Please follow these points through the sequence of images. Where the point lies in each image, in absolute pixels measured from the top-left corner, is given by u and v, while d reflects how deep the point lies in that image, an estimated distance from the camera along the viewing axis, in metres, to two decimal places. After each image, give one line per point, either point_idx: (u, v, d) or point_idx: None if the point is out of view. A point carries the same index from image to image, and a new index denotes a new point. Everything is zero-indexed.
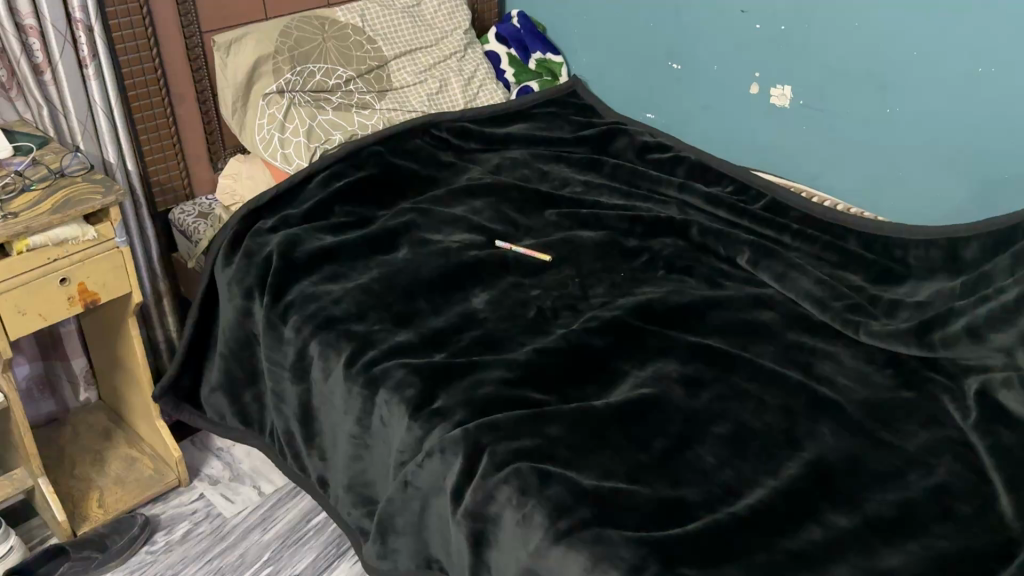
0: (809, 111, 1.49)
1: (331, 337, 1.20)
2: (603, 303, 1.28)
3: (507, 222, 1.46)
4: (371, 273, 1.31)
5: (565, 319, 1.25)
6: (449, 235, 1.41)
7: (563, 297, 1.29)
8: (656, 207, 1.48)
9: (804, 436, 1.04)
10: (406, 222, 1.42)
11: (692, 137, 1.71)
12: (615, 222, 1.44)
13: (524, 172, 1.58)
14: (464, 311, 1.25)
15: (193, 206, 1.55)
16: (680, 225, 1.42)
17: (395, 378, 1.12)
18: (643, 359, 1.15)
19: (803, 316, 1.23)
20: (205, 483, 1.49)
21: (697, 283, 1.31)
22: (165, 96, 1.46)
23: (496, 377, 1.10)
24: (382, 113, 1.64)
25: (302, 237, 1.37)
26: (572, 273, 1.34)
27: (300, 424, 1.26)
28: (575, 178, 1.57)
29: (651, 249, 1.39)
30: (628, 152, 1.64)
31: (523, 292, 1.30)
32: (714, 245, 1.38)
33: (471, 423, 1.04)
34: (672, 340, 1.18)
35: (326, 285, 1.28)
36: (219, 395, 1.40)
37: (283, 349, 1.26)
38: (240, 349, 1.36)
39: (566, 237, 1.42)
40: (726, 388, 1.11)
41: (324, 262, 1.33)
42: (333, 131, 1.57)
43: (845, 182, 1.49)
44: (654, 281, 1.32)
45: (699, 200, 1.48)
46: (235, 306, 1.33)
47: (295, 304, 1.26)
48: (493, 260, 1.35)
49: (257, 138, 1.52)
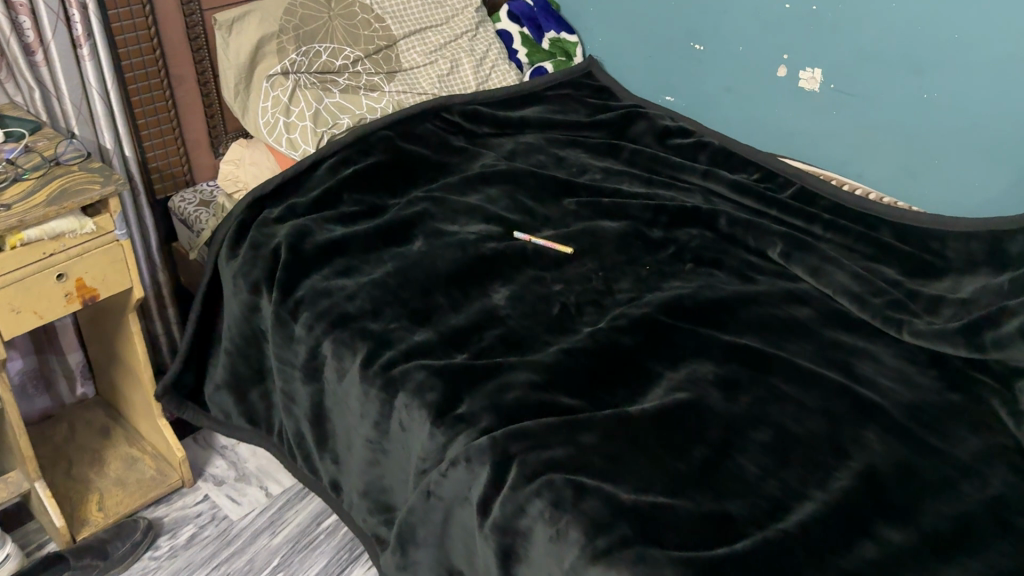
0: (839, 96, 1.42)
1: (345, 336, 1.14)
2: (630, 299, 1.22)
3: (525, 211, 1.39)
4: (386, 266, 1.24)
5: (590, 317, 1.19)
6: (465, 225, 1.35)
7: (587, 292, 1.23)
8: (680, 196, 1.42)
9: (850, 443, 0.99)
10: (419, 212, 1.35)
11: (714, 121, 1.64)
12: (638, 211, 1.37)
13: (540, 158, 1.51)
14: (484, 307, 1.19)
15: (194, 193, 1.48)
16: (706, 216, 1.35)
17: (416, 381, 1.06)
18: (674, 361, 1.10)
19: (840, 312, 1.18)
20: (209, 483, 1.43)
21: (727, 277, 1.25)
22: (163, 78, 1.38)
23: (522, 381, 1.04)
24: (391, 95, 1.56)
25: (310, 228, 1.30)
26: (595, 267, 1.28)
27: (312, 426, 1.20)
28: (594, 165, 1.50)
29: (677, 241, 1.33)
30: (647, 137, 1.56)
31: (545, 287, 1.24)
32: (743, 236, 1.32)
33: (499, 430, 0.98)
34: (705, 340, 1.12)
35: (339, 279, 1.22)
36: (224, 393, 1.33)
37: (294, 348, 1.19)
38: (246, 346, 1.29)
39: (588, 226, 1.35)
40: (765, 392, 1.05)
41: (335, 255, 1.26)
42: (341, 114, 1.49)
43: (875, 170, 1.43)
44: (682, 274, 1.26)
45: (725, 188, 1.41)
46: (242, 301, 1.27)
47: (306, 300, 1.20)
48: (513, 253, 1.28)
49: (260, 122, 1.45)
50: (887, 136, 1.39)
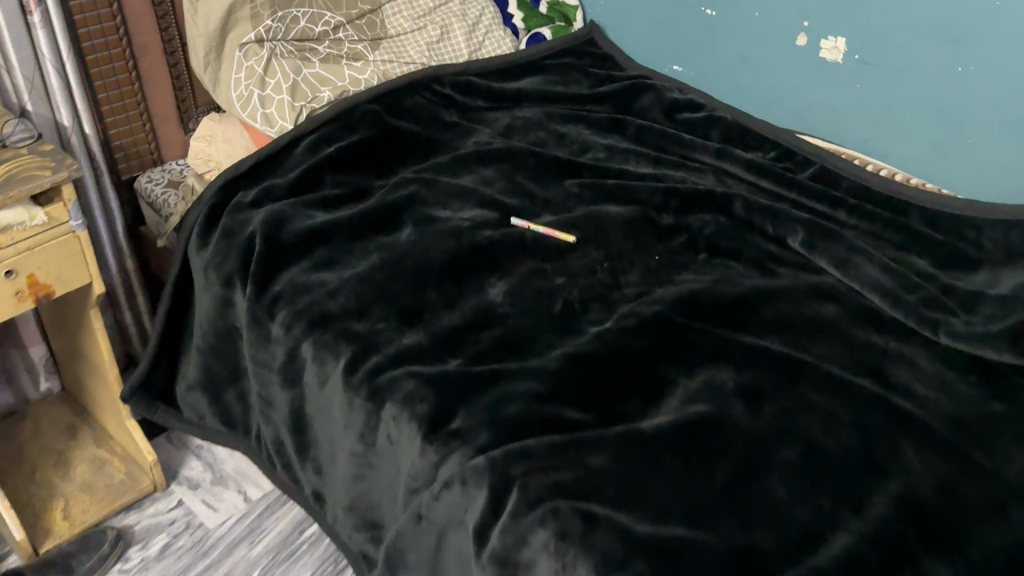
0: (864, 67, 1.30)
1: (327, 337, 1.03)
2: (639, 295, 1.11)
3: (523, 195, 1.28)
4: (371, 258, 1.13)
5: (596, 315, 1.08)
6: (458, 210, 1.24)
7: (593, 288, 1.13)
8: (691, 177, 1.31)
9: (887, 461, 0.89)
10: (408, 196, 1.24)
11: (725, 93, 1.52)
12: (646, 195, 1.26)
13: (538, 135, 1.39)
14: (480, 303, 1.08)
15: (162, 173, 1.36)
16: (721, 200, 1.25)
17: (405, 391, 0.96)
18: (689, 366, 1.00)
19: (870, 309, 1.08)
20: (183, 487, 1.33)
21: (745, 269, 1.15)
22: (125, 48, 1.26)
23: (523, 391, 0.94)
24: (376, 65, 1.43)
25: (288, 214, 1.19)
26: (600, 257, 1.18)
27: (291, 433, 1.10)
28: (597, 142, 1.38)
29: (689, 228, 1.22)
30: (655, 110, 1.45)
31: (546, 280, 1.13)
32: (761, 222, 1.21)
33: (498, 449, 0.88)
34: (722, 342, 1.02)
35: (320, 273, 1.11)
36: (196, 394, 1.23)
37: (270, 350, 1.09)
38: (220, 344, 1.18)
39: (591, 212, 1.24)
40: (790, 402, 0.96)
41: (316, 244, 1.15)
42: (321, 86, 1.36)
43: (901, 148, 1.32)
44: (695, 266, 1.16)
45: (740, 168, 1.31)
46: (214, 295, 1.16)
47: (284, 296, 1.09)
48: (511, 242, 1.18)
49: (234, 95, 1.32)
50: (913, 113, 1.28)
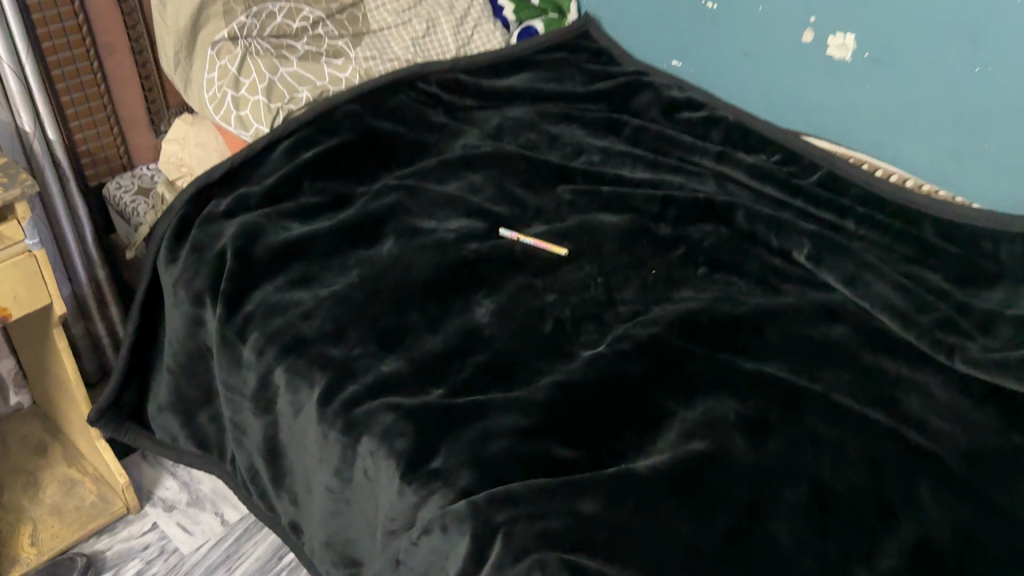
0: (874, 66, 1.23)
1: (301, 364, 0.97)
2: (635, 314, 1.05)
3: (512, 202, 1.21)
4: (350, 274, 1.06)
5: (588, 337, 1.02)
6: (443, 220, 1.16)
7: (585, 307, 1.06)
8: (690, 182, 1.24)
9: (899, 503, 0.83)
10: (390, 206, 1.17)
11: (725, 90, 1.45)
12: (642, 204, 1.19)
13: (530, 137, 1.32)
14: (465, 324, 1.01)
15: (132, 179, 1.29)
16: (722, 209, 1.17)
17: (383, 425, 0.89)
18: (687, 395, 0.93)
19: (881, 331, 1.02)
20: (158, 509, 1.27)
21: (748, 286, 1.08)
22: (89, 47, 1.18)
23: (509, 426, 0.87)
24: (358, 62, 1.35)
25: (262, 226, 1.12)
26: (593, 272, 1.11)
27: (266, 462, 1.04)
28: (592, 144, 1.31)
29: (688, 239, 1.15)
30: (653, 109, 1.37)
31: (536, 298, 1.06)
32: (765, 234, 1.14)
33: (481, 493, 0.81)
34: (722, 369, 0.96)
35: (294, 292, 1.04)
36: (168, 415, 1.17)
37: (242, 374, 1.02)
38: (192, 364, 1.12)
39: (585, 221, 1.18)
40: (795, 436, 0.89)
41: (291, 259, 1.08)
42: (299, 86, 1.28)
43: (912, 152, 1.25)
44: (694, 282, 1.09)
45: (742, 173, 1.24)
46: (184, 314, 1.09)
47: (256, 317, 1.02)
48: (499, 256, 1.11)
49: (206, 96, 1.24)
50: (926, 115, 1.21)
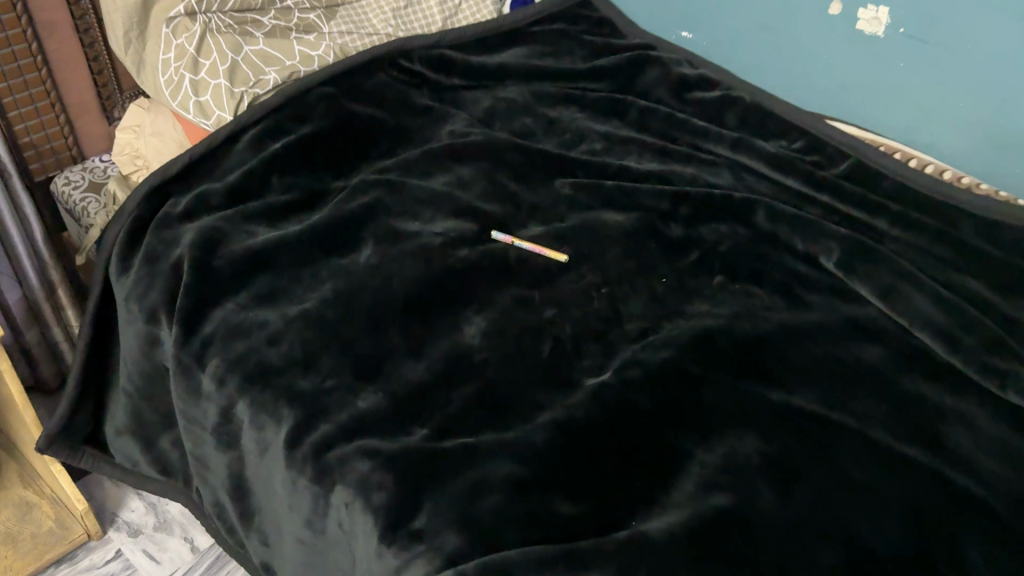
0: (909, 43, 1.10)
1: (266, 397, 0.85)
2: (644, 333, 0.93)
3: (506, 199, 1.08)
4: (323, 288, 0.94)
5: (591, 360, 0.90)
6: (429, 221, 1.04)
7: (589, 323, 0.94)
8: (703, 174, 1.12)
9: (950, 565, 0.72)
10: (368, 205, 1.04)
11: (740, 67, 1.32)
12: (651, 201, 1.07)
13: (524, 122, 1.19)
14: (453, 347, 0.90)
15: (82, 172, 1.16)
16: (739, 208, 1.06)
17: (358, 474, 0.78)
18: (703, 433, 0.82)
19: (919, 354, 0.91)
20: (122, 534, 1.17)
21: (770, 298, 0.96)
22: (26, 27, 1.03)
23: (504, 476, 0.76)
24: (332, 38, 1.22)
25: (225, 231, 0.99)
26: (597, 281, 0.99)
27: (232, 499, 0.92)
28: (592, 129, 1.19)
29: (702, 242, 1.03)
30: (661, 88, 1.24)
31: (533, 314, 0.95)
32: (789, 236, 1.02)
33: (470, 562, 0.70)
34: (743, 400, 0.85)
35: (260, 310, 0.92)
36: (126, 439, 1.05)
37: (202, 406, 0.91)
38: (149, 386, 1.01)
39: (587, 221, 1.06)
40: (828, 482, 0.78)
41: (256, 270, 0.96)
42: (265, 66, 1.15)
43: (951, 139, 1.12)
44: (709, 293, 0.97)
45: (761, 163, 1.12)
46: (138, 331, 0.98)
47: (216, 340, 0.90)
48: (491, 264, 0.99)
49: (161, 80, 1.10)
50: (968, 99, 1.08)
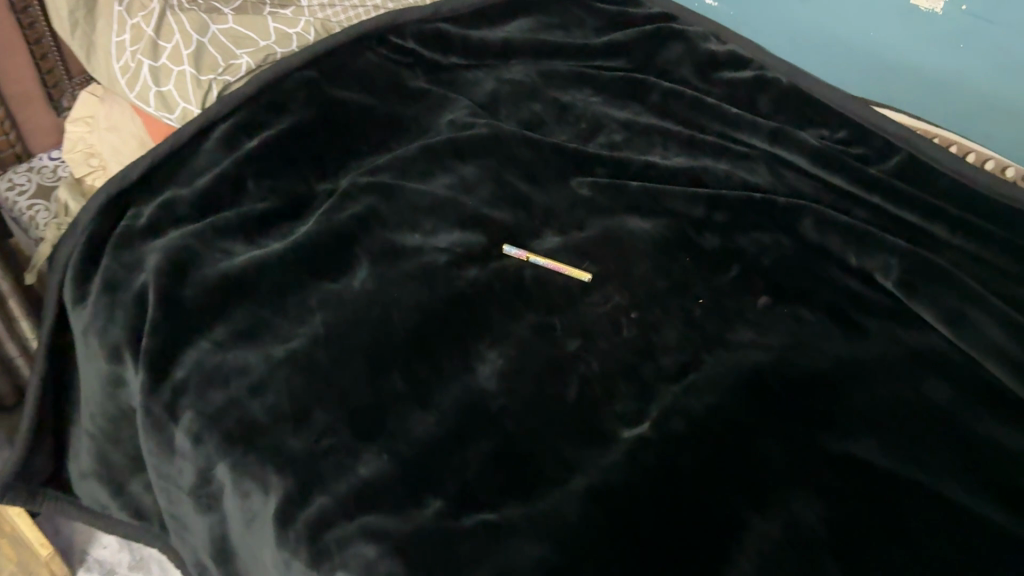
0: (971, 22, 0.99)
1: (251, 461, 0.73)
2: (683, 369, 0.82)
3: (516, 203, 0.95)
4: (312, 321, 0.82)
5: (624, 405, 0.79)
6: (431, 233, 0.91)
7: (619, 358, 0.82)
8: (737, 171, 0.99)
9: None
10: (360, 216, 0.91)
11: (778, 42, 1.22)
12: (681, 206, 0.95)
13: (533, 109, 1.06)
14: (465, 393, 0.78)
15: (28, 173, 1.02)
16: (784, 215, 0.94)
17: (362, 561, 0.66)
18: (756, 499, 0.71)
19: (994, 392, 0.80)
20: None
21: (822, 324, 0.85)
22: None
23: (534, 563, 0.65)
24: (311, 13, 1.07)
25: (195, 251, 0.86)
26: (626, 304, 0.87)
27: (215, 566, 0.81)
28: (610, 116, 1.06)
29: (742, 255, 0.91)
30: (685, 68, 1.11)
31: (555, 347, 0.83)
32: (839, 248, 0.91)
33: None
34: (798, 455, 0.75)
35: (240, 351, 0.79)
36: (93, 483, 0.93)
37: (176, 464, 0.79)
38: (116, 429, 0.88)
39: (611, 230, 0.93)
40: (905, 557, 0.68)
41: (235, 300, 0.83)
42: (236, 49, 0.99)
43: (1013, 131, 1.02)
44: (753, 317, 0.86)
45: (802, 158, 0.99)
46: (100, 371, 0.85)
47: (190, 388, 0.78)
48: (505, 287, 0.87)
49: (116, 67, 0.94)
50: None
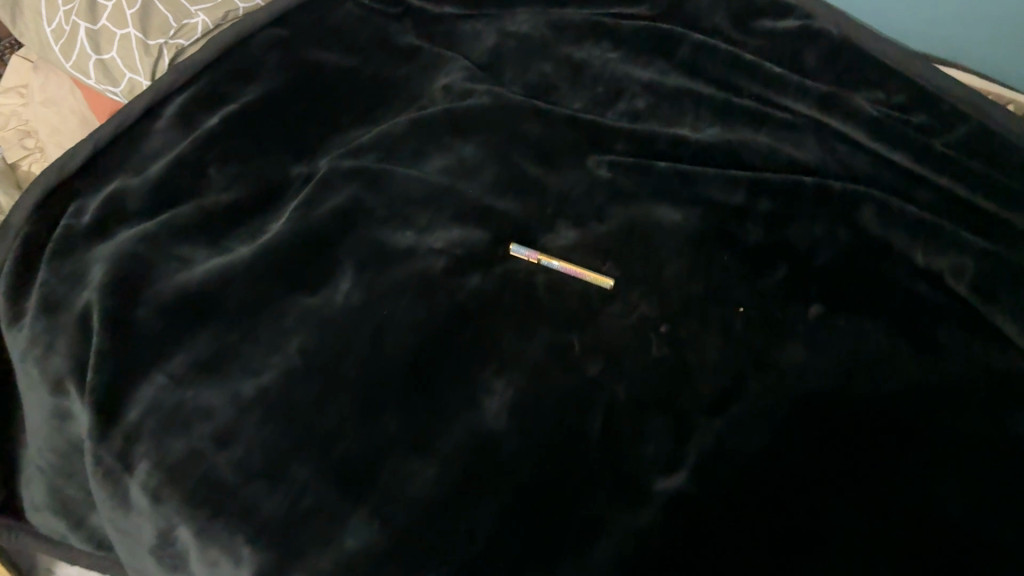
0: None
1: (217, 528, 0.62)
2: (723, 400, 0.70)
3: (524, 189, 0.82)
4: (287, 348, 0.69)
5: (657, 446, 0.67)
6: (426, 229, 0.78)
7: (649, 384, 0.70)
8: (782, 144, 0.85)
9: None
10: (342, 210, 0.77)
11: None
12: (718, 192, 0.81)
13: (542, 70, 0.91)
14: (470, 437, 0.66)
15: None
16: (839, 202, 0.80)
17: None
18: (814, 565, 0.60)
19: None
20: None
21: (885, 339, 0.73)
22: None
23: None
24: None
25: (146, 261, 0.73)
26: (654, 316, 0.74)
27: None
28: (631, 76, 0.91)
29: (790, 251, 0.78)
30: (719, 15, 0.96)
31: (573, 373, 0.70)
32: (904, 243, 0.78)
33: None
34: (864, 510, 0.63)
35: (203, 388, 0.67)
36: (48, 515, 0.81)
37: (135, 520, 0.67)
38: (68, 463, 0.76)
39: (635, 223, 0.80)
40: None
41: (194, 322, 0.70)
42: (191, 6, 0.83)
43: None
44: (804, 330, 0.73)
45: (857, 129, 0.85)
46: (43, 402, 0.72)
47: (147, 434, 0.66)
48: (513, 299, 0.74)
49: (49, 31, 0.81)
50: None
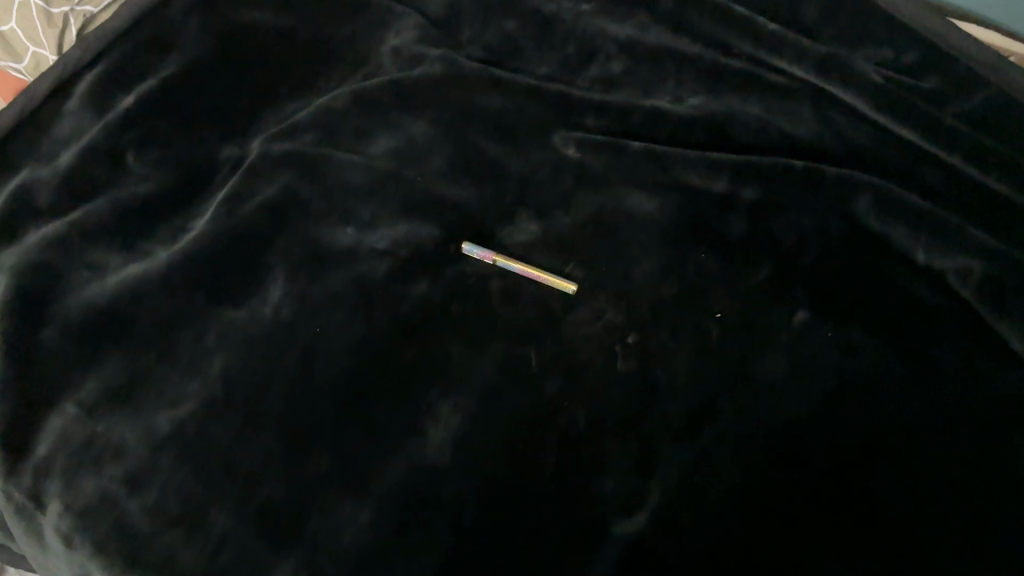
0: None
1: None
2: (693, 423, 0.62)
3: (480, 172, 0.73)
4: (210, 372, 0.62)
5: (618, 478, 0.60)
6: (368, 224, 0.70)
7: (610, 405, 0.63)
8: (773, 115, 0.76)
9: None
10: (274, 206, 0.70)
11: None
12: (697, 176, 0.72)
13: (505, 28, 0.81)
14: (408, 473, 0.59)
15: None
16: (833, 188, 0.71)
17: None
18: None
19: None
20: None
21: (876, 351, 0.65)
22: None
23: None
24: None
25: (54, 270, 0.66)
26: (621, 324, 0.67)
27: None
28: (605, 33, 0.81)
29: (775, 247, 0.70)
30: None
31: (527, 394, 0.63)
32: (902, 238, 0.70)
33: None
34: (846, 558, 0.56)
35: (115, 419, 0.61)
36: None
37: (49, 562, 0.61)
38: None
39: (604, 213, 0.71)
40: None
41: (107, 342, 0.63)
42: None
43: None
44: (787, 340, 0.66)
45: (858, 99, 0.75)
46: None
47: (51, 473, 0.59)
48: (463, 308, 0.67)
49: None
50: None
